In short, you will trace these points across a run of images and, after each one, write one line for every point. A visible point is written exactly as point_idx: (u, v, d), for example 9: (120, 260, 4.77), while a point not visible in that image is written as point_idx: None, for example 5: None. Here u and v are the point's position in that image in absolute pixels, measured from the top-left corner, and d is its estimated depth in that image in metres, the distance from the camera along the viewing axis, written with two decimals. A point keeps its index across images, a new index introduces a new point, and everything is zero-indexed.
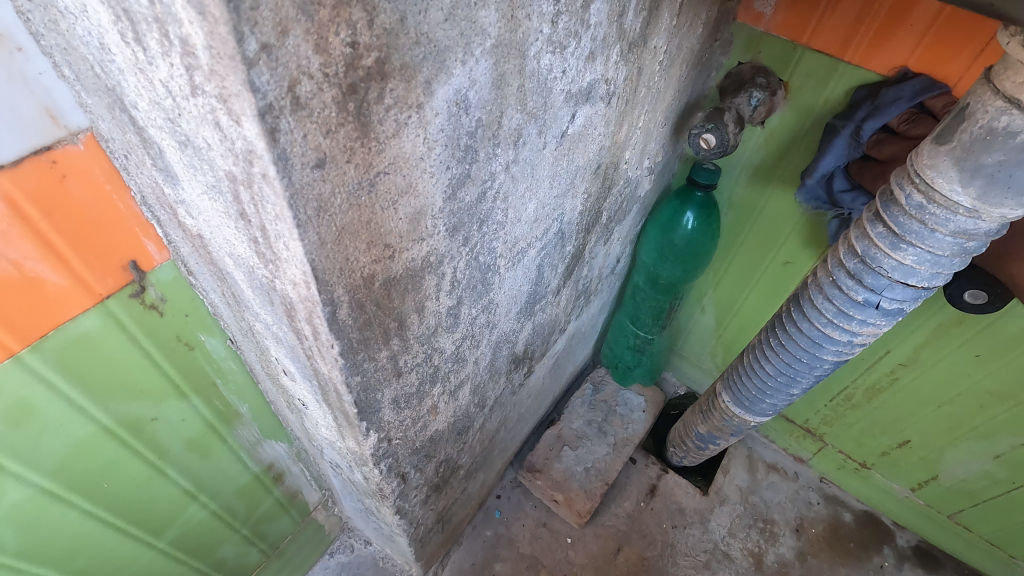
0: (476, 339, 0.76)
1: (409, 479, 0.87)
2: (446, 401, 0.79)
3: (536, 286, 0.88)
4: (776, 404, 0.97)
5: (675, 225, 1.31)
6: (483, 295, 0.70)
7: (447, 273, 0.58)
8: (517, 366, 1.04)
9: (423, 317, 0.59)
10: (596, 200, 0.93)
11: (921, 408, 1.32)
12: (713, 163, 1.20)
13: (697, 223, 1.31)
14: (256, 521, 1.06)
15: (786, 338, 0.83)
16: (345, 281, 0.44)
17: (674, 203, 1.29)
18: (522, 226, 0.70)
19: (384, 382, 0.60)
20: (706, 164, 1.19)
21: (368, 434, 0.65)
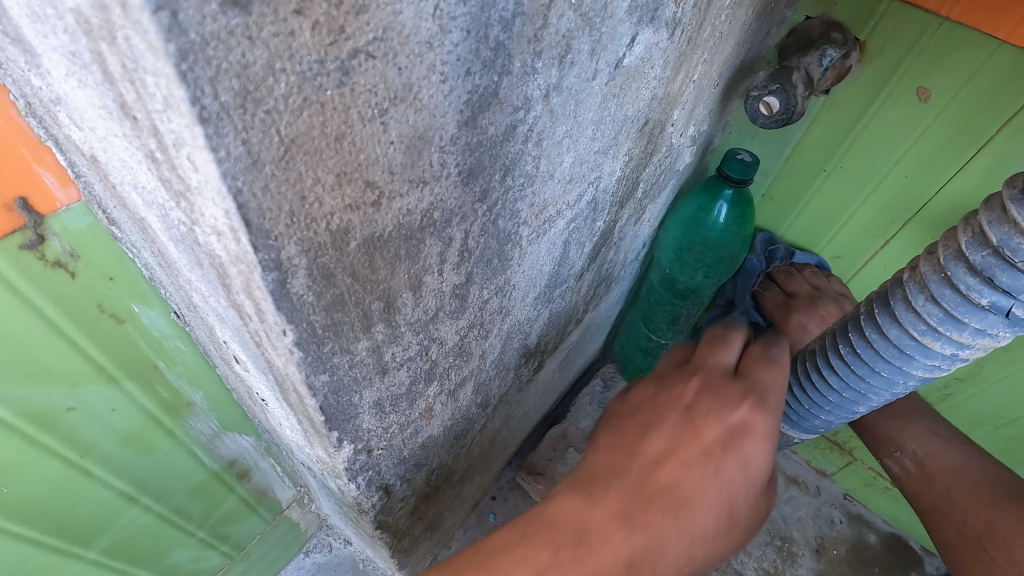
0: (487, 328, 0.61)
1: (394, 492, 0.72)
2: (444, 404, 0.64)
3: (559, 267, 0.72)
4: (831, 422, 0.82)
5: (701, 221, 1.20)
6: (500, 273, 0.54)
7: (457, 238, 0.42)
8: (528, 361, 0.89)
9: (421, 297, 0.43)
10: (635, 168, 0.77)
11: (975, 429, 1.17)
12: (750, 153, 1.02)
13: (727, 219, 1.18)
14: (216, 524, 0.92)
15: (861, 345, 0.68)
16: (300, 233, 0.28)
17: (700, 196, 1.17)
18: (554, 187, 0.54)
19: (366, 381, 0.45)
20: (741, 155, 1.02)
21: (341, 446, 0.50)
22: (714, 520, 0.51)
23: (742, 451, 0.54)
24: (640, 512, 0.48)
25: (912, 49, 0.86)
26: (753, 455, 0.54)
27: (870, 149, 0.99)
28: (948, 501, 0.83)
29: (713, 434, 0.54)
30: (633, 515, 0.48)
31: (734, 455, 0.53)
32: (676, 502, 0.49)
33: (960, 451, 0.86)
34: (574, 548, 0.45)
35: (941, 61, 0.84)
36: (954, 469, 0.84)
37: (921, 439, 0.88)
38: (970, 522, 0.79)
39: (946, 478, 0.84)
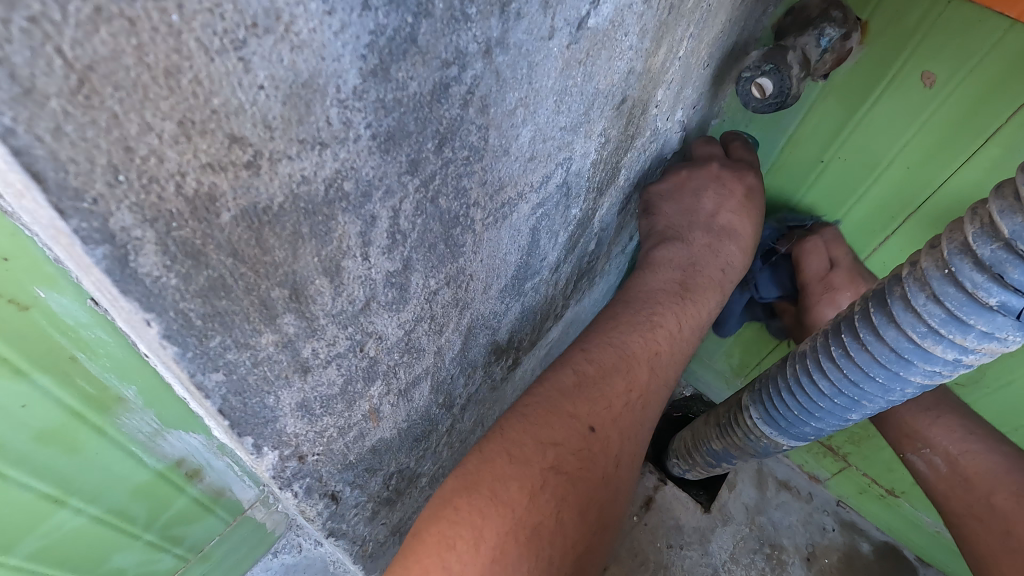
0: (441, 322, 0.56)
1: (345, 498, 0.67)
2: (395, 404, 0.59)
3: (527, 257, 0.67)
4: (822, 430, 0.77)
5: None
6: (449, 261, 0.49)
7: (382, 217, 0.36)
8: (499, 357, 0.83)
9: (342, 286, 0.37)
10: (614, 152, 0.71)
11: None
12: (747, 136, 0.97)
13: None
14: (165, 527, 0.86)
15: (855, 347, 0.62)
16: (130, 199, 0.22)
17: None
18: (511, 165, 0.48)
19: (282, 380, 0.39)
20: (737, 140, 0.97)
21: (262, 452, 0.44)
22: (662, 359, 0.71)
23: (659, 326, 0.73)
24: (597, 369, 0.65)
25: (914, 32, 0.79)
26: (669, 329, 0.74)
27: (872, 138, 0.93)
28: (990, 509, 0.76)
29: (633, 315, 0.74)
30: (591, 373, 0.64)
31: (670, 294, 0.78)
32: (616, 355, 0.68)
33: (998, 453, 0.81)
34: (563, 414, 0.59)
35: (948, 43, 0.77)
36: (994, 472, 0.79)
37: (955, 436, 0.83)
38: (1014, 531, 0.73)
39: (984, 483, 0.79)
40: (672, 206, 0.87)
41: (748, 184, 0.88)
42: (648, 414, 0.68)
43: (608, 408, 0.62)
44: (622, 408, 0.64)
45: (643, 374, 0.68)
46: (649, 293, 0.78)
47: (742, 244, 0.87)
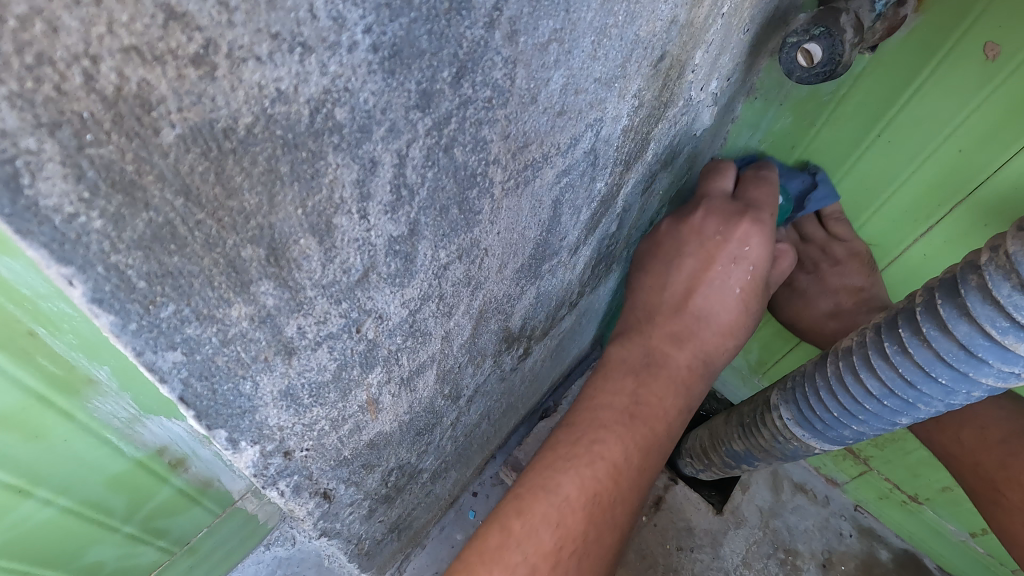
0: (450, 303, 0.49)
1: (339, 496, 0.60)
2: (396, 395, 0.52)
3: (547, 234, 0.60)
4: (862, 433, 0.70)
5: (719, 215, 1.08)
6: (463, 229, 0.42)
7: (387, 165, 0.29)
8: (510, 346, 0.76)
9: (332, 249, 0.30)
10: (646, 120, 0.64)
11: None
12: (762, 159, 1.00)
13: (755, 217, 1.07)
14: (146, 519, 0.80)
15: (914, 344, 0.56)
16: (8, 87, 0.15)
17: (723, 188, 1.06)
18: (539, 117, 0.41)
19: (262, 364, 0.33)
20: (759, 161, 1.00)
21: (239, 447, 0.37)
22: (621, 475, 0.67)
23: (599, 454, 0.67)
24: (566, 455, 0.68)
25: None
26: (613, 457, 0.68)
27: (920, 120, 0.84)
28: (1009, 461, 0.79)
29: (578, 438, 0.69)
30: (533, 517, 0.62)
31: (624, 397, 0.73)
32: (558, 485, 0.64)
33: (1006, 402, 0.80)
34: (530, 514, 0.62)
35: None
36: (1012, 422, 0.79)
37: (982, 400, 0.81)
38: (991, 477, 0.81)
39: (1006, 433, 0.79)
40: (648, 278, 0.83)
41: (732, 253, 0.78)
42: (635, 481, 0.69)
43: (579, 495, 0.64)
44: (568, 551, 0.61)
45: (613, 449, 0.68)
46: (594, 412, 0.72)
47: (717, 328, 0.79)
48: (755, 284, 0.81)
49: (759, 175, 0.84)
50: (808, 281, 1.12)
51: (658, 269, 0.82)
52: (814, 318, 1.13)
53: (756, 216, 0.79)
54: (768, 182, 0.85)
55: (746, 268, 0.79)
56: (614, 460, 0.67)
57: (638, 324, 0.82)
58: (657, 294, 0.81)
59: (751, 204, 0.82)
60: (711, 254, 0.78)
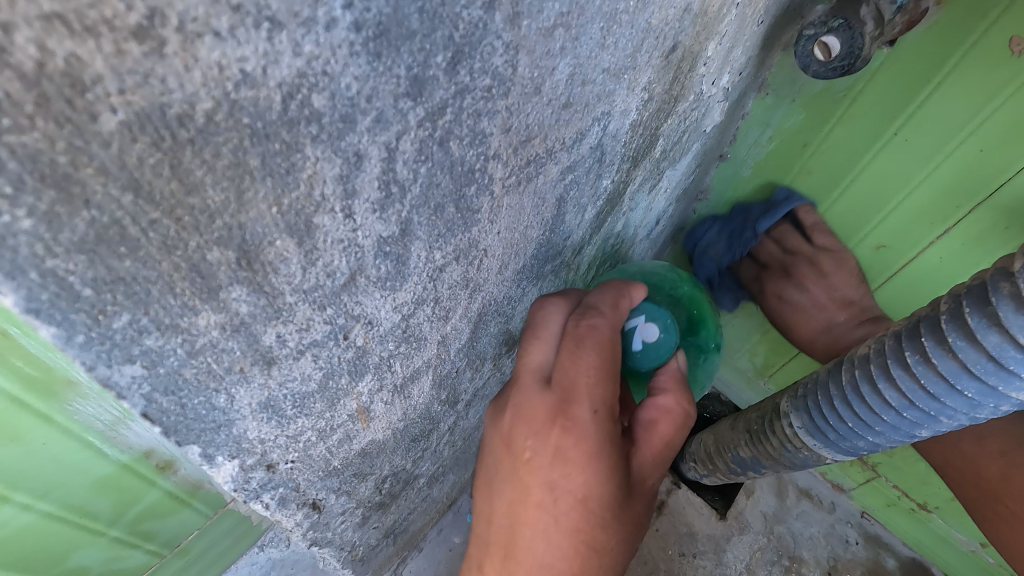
0: (447, 307, 0.46)
1: (329, 506, 0.58)
2: (389, 403, 0.49)
3: (549, 234, 0.57)
4: (877, 445, 0.67)
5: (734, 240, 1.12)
6: (459, 228, 0.39)
7: (374, 159, 0.26)
8: (510, 349, 0.73)
9: (314, 252, 0.27)
10: (655, 115, 0.61)
11: None
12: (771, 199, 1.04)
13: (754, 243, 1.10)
14: (134, 523, 0.78)
15: (938, 354, 0.53)
16: None
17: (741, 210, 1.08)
18: (543, 109, 0.38)
19: (237, 375, 0.30)
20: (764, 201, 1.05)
21: (216, 462, 0.35)
22: None
23: None
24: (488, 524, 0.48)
25: None
26: None
27: (941, 119, 0.81)
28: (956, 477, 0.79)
29: None
30: None
31: None
32: None
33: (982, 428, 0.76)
34: None
35: None
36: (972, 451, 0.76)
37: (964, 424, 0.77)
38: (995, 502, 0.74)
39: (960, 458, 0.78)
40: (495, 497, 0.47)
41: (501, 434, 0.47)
42: None
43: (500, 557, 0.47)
44: None
45: None
46: None
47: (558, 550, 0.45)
48: (643, 493, 0.48)
49: (574, 339, 0.45)
50: (799, 294, 1.09)
51: (497, 491, 0.47)
52: (812, 329, 1.10)
53: (565, 417, 0.44)
54: (600, 349, 0.44)
55: (575, 496, 0.44)
56: None
57: (481, 543, 0.49)
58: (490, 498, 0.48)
59: (563, 390, 0.44)
60: (525, 481, 0.45)
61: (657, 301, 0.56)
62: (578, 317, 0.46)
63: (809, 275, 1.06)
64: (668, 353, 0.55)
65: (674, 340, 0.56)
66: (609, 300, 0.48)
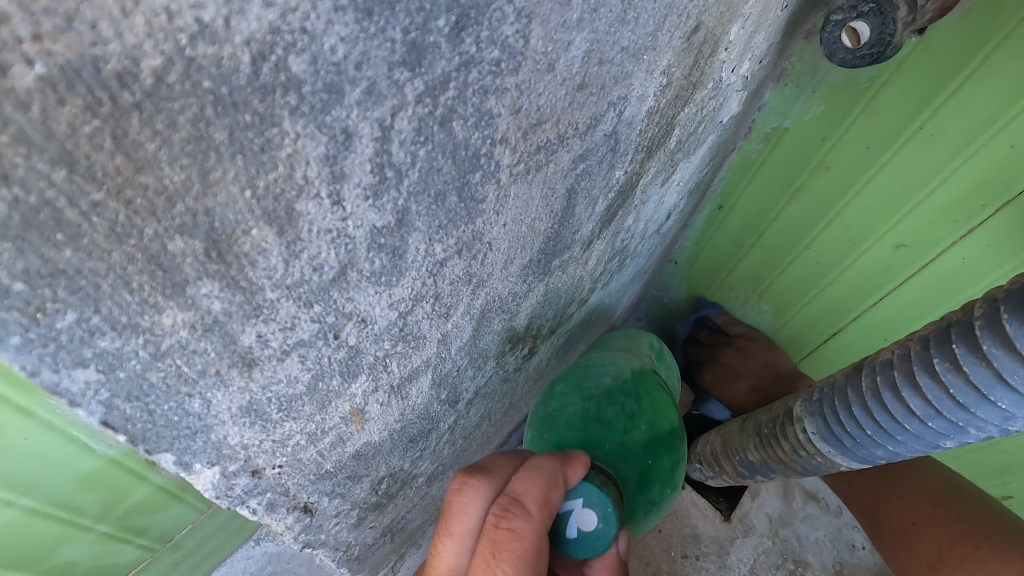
0: (448, 304, 0.43)
1: (323, 508, 0.55)
2: (385, 404, 0.46)
3: (559, 227, 0.54)
4: (897, 454, 0.64)
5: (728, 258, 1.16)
6: (462, 219, 0.36)
7: (366, 138, 0.23)
8: (513, 347, 0.70)
9: (298, 243, 0.24)
10: (673, 103, 0.57)
11: None
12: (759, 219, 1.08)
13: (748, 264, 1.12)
14: (123, 518, 0.76)
15: (970, 363, 0.50)
16: None
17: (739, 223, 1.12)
18: (558, 89, 0.34)
19: (213, 379, 0.27)
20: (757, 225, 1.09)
21: (194, 469, 0.32)
22: None
23: None
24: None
25: None
26: None
27: (967, 111, 0.76)
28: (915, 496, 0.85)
29: None
30: None
31: None
32: None
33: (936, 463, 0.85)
34: None
35: None
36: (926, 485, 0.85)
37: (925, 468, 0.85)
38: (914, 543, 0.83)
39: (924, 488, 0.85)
40: None
41: None
42: None
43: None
44: None
45: None
46: None
47: None
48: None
49: (485, 539, 0.36)
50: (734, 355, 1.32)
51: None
52: (744, 385, 1.33)
53: None
54: (519, 566, 0.35)
55: None
56: None
57: None
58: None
59: None
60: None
61: (602, 479, 0.46)
62: (499, 514, 0.37)
63: (732, 358, 1.32)
64: (604, 548, 0.44)
65: (614, 532, 0.44)
66: (538, 494, 0.38)
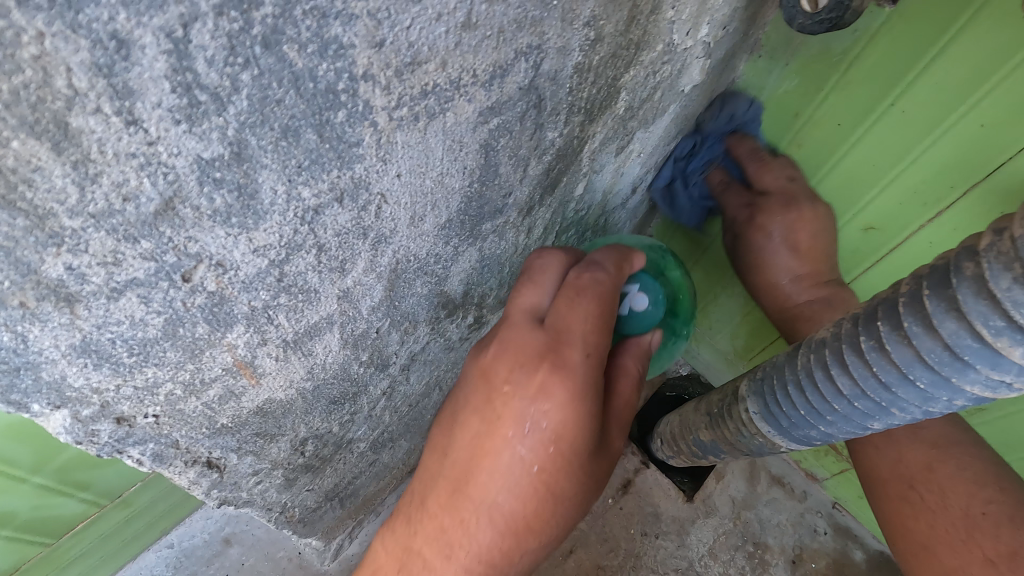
0: (340, 258, 0.41)
1: (235, 465, 0.54)
2: (282, 359, 0.45)
3: (481, 187, 0.52)
4: (830, 435, 0.62)
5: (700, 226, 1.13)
6: (333, 163, 0.33)
7: (152, 49, 0.21)
8: (450, 314, 0.69)
9: (88, 164, 0.23)
10: (611, 61, 0.55)
11: None
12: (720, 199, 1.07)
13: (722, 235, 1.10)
14: (61, 472, 0.76)
15: (893, 342, 0.48)
16: None
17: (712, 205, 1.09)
18: (433, 24, 0.32)
19: (20, 311, 0.26)
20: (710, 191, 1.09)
21: (31, 409, 0.31)
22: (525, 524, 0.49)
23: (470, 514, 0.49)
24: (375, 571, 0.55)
25: None
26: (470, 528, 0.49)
27: (936, 88, 0.70)
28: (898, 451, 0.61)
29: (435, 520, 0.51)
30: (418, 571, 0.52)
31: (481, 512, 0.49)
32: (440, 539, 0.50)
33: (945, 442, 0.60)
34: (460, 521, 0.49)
35: None
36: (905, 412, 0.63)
37: None
38: (949, 544, 0.54)
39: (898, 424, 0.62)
40: (468, 432, 0.49)
41: (534, 383, 0.47)
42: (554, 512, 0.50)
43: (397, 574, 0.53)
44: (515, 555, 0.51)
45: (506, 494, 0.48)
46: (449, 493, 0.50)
47: (531, 442, 0.47)
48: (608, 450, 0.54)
49: (571, 288, 0.49)
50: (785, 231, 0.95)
51: (461, 424, 0.49)
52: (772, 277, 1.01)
53: (555, 356, 0.47)
54: (598, 299, 0.49)
55: (543, 435, 0.47)
56: (499, 506, 0.48)
57: (444, 500, 0.50)
58: (438, 458, 0.51)
59: (554, 332, 0.48)
60: (498, 411, 0.48)
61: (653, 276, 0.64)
62: (582, 269, 0.51)
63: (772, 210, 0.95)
64: (649, 325, 0.62)
65: (657, 316, 0.63)
66: (613, 261, 0.53)
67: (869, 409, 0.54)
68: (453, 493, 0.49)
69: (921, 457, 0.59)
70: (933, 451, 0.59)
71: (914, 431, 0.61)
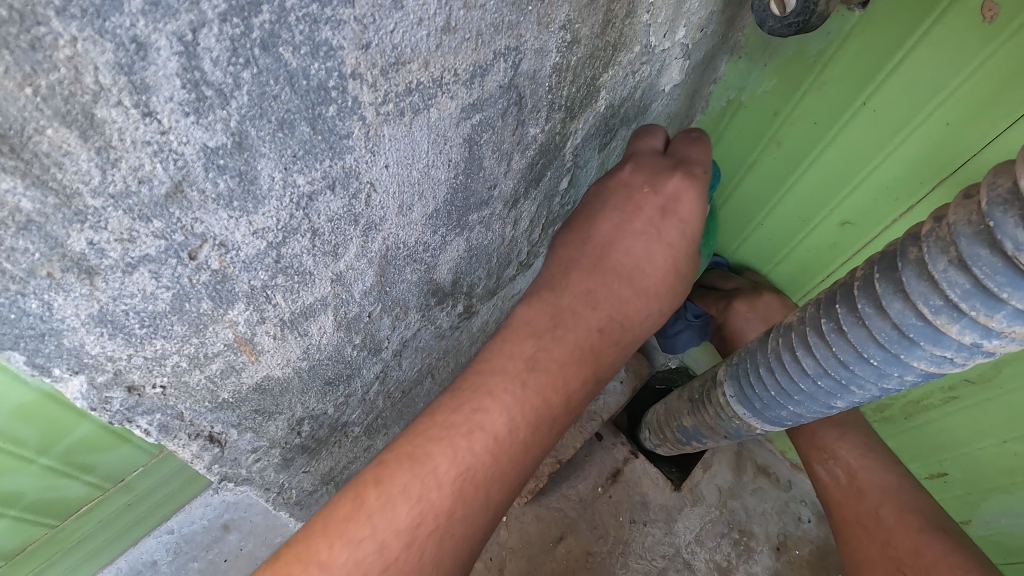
0: (333, 242, 0.45)
1: (235, 441, 0.58)
2: (279, 338, 0.48)
3: (466, 179, 0.55)
4: (799, 416, 0.66)
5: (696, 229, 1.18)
6: (325, 153, 0.37)
7: (166, 51, 0.25)
8: (440, 302, 0.73)
9: (109, 150, 0.26)
10: (589, 62, 0.58)
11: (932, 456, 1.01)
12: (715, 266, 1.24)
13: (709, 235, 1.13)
14: (67, 453, 0.79)
15: (849, 323, 0.51)
16: None
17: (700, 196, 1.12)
18: (413, 28, 0.35)
19: (47, 281, 0.29)
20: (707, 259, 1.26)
21: (52, 373, 0.35)
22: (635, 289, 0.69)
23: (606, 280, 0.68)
24: (479, 382, 0.62)
25: None
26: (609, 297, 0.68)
27: (905, 86, 0.73)
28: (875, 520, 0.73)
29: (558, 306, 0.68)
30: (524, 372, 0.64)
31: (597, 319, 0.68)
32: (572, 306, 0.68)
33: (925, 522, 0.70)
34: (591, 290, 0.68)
35: None
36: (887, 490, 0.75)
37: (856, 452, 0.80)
38: None
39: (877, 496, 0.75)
40: (608, 224, 0.68)
41: (668, 189, 0.66)
42: (664, 289, 0.70)
43: (548, 324, 0.67)
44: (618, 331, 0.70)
45: (636, 262, 0.68)
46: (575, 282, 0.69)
47: (660, 236, 0.68)
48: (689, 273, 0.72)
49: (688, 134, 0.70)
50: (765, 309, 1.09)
51: (602, 216, 0.68)
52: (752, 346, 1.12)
53: (684, 169, 0.67)
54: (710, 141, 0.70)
55: (674, 228, 0.68)
56: (630, 270, 0.68)
57: (585, 271, 0.68)
58: (578, 245, 0.69)
59: (678, 158, 0.68)
60: (635, 203, 0.67)
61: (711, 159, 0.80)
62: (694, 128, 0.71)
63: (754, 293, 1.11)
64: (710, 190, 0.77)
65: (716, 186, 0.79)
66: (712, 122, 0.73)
67: (833, 388, 0.58)
68: (593, 270, 0.68)
69: (899, 534, 0.70)
70: (909, 533, 0.70)
71: (901, 517, 0.72)
